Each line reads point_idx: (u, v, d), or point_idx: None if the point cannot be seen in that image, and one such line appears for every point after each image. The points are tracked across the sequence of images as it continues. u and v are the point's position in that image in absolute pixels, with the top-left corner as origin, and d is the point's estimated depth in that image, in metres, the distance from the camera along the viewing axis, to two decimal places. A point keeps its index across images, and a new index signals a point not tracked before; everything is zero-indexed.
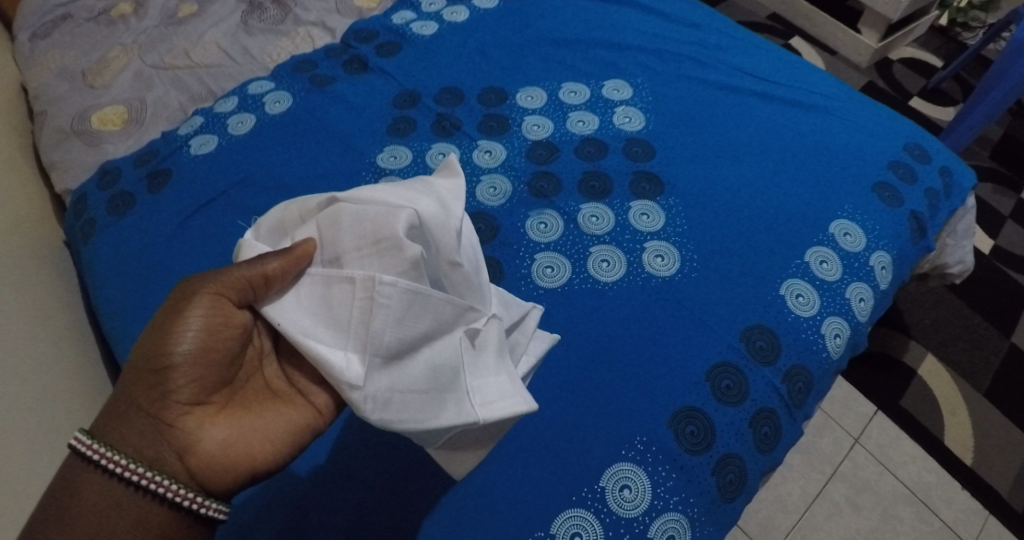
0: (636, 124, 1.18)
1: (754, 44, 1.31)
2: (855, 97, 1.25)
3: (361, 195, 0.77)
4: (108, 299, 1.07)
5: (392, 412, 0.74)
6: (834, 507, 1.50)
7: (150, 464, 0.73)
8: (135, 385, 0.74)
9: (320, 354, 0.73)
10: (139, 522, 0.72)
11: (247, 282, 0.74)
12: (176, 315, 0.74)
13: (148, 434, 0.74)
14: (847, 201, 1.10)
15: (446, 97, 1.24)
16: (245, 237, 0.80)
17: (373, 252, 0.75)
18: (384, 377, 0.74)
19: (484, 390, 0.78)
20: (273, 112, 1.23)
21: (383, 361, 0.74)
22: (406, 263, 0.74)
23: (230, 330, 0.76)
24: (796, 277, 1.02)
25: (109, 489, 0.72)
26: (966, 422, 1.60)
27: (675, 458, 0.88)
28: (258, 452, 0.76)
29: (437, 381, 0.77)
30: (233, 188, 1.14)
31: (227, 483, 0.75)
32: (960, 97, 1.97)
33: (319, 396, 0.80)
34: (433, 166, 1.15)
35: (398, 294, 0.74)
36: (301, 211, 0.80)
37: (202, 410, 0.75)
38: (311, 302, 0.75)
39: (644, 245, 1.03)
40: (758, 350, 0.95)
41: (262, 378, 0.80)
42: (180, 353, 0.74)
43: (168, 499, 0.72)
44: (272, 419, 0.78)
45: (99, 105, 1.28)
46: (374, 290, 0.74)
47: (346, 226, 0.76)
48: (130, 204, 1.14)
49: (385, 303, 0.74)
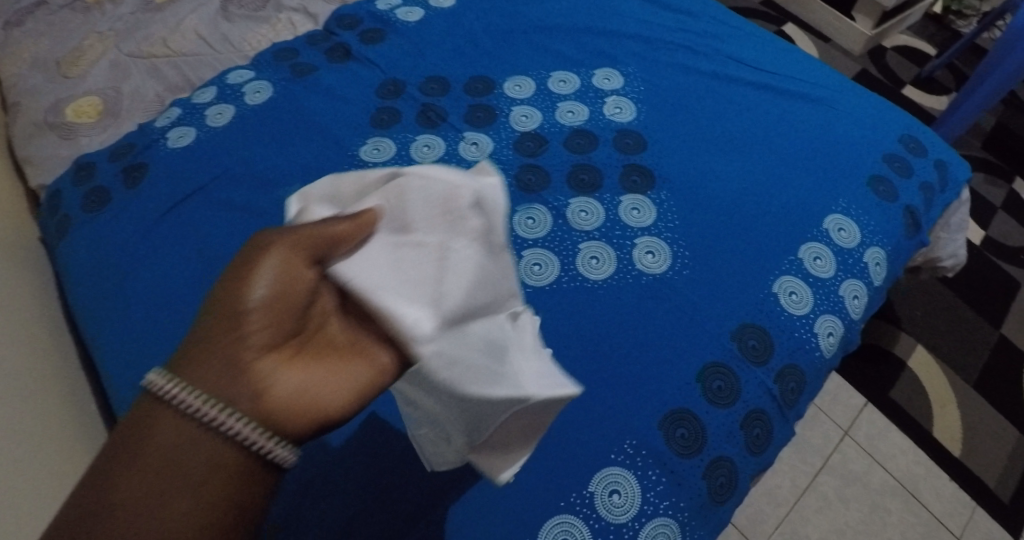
0: (627, 115, 1.15)
1: (747, 32, 1.28)
2: (850, 87, 1.22)
3: (426, 169, 0.72)
4: (87, 299, 1.05)
5: (453, 378, 0.67)
6: (823, 500, 1.49)
7: (221, 407, 0.60)
8: (207, 325, 0.63)
9: (393, 312, 0.64)
10: (208, 466, 0.60)
11: (321, 239, 0.66)
12: (247, 265, 0.65)
13: (224, 375, 0.61)
14: (842, 195, 1.08)
15: (432, 87, 1.20)
16: (296, 209, 0.74)
17: (444, 221, 0.69)
18: (451, 340, 0.67)
19: (532, 372, 0.73)
20: (253, 103, 1.19)
21: (453, 324, 0.66)
22: (474, 234, 0.68)
23: (298, 278, 0.65)
24: (790, 274, 1.00)
25: (178, 430, 0.60)
26: (955, 414, 1.60)
27: (666, 461, 0.87)
28: (326, 406, 0.63)
29: (495, 357, 0.71)
30: (212, 182, 1.11)
31: (297, 434, 0.62)
32: (953, 86, 1.95)
33: (389, 349, 0.66)
34: (418, 158, 1.12)
35: (472, 258, 0.68)
36: (360, 186, 0.74)
37: (269, 356, 0.63)
38: (378, 260, 0.67)
39: (635, 241, 1.01)
40: (750, 350, 0.93)
41: (333, 331, 0.66)
42: (254, 295, 0.63)
43: (234, 444, 0.60)
44: (343, 368, 0.65)
45: (74, 95, 1.23)
46: (446, 253, 0.67)
47: (415, 199, 0.70)
48: (106, 201, 1.11)
49: (459, 266, 0.67)
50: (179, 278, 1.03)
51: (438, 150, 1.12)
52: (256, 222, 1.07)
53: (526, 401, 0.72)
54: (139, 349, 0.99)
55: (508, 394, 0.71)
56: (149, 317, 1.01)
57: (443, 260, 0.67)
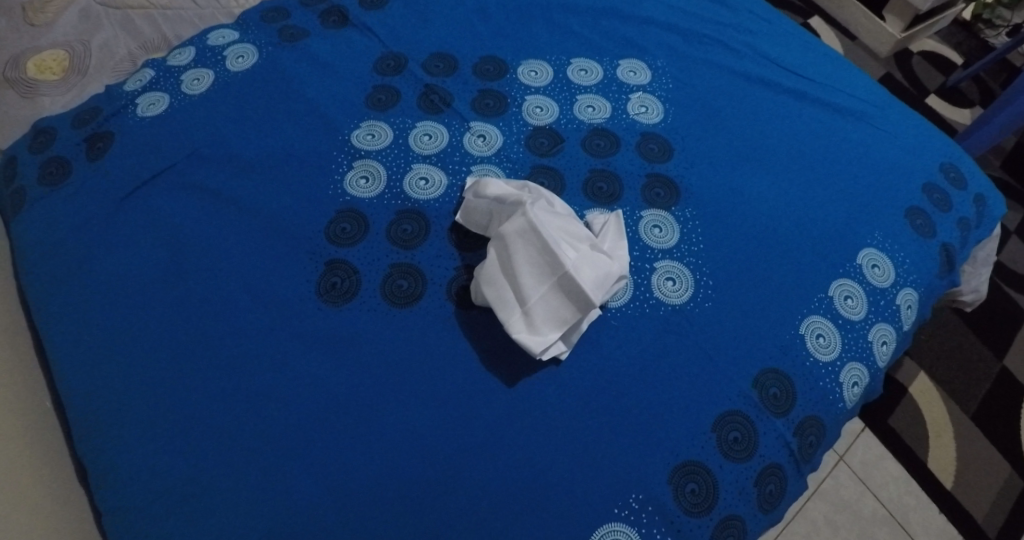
0: (653, 116, 1.03)
1: (789, 32, 1.17)
2: (891, 102, 1.13)
3: (549, 200, 0.87)
4: (42, 291, 0.88)
5: (541, 216, 0.83)
6: (812, 525, 1.37)
7: None
8: None
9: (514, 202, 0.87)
10: None
11: None
12: None
13: None
14: (879, 227, 0.99)
15: (437, 64, 1.04)
16: (477, 183, 0.90)
17: (553, 197, 0.88)
18: (546, 210, 0.85)
19: (599, 261, 0.82)
20: (235, 69, 1.01)
21: (547, 202, 0.86)
22: (568, 214, 0.87)
23: None
24: (817, 313, 0.92)
25: None
26: (952, 446, 1.47)
27: (673, 519, 0.81)
28: None
29: (572, 223, 0.85)
30: (184, 159, 0.94)
31: None
32: (977, 99, 1.86)
33: None
34: (417, 150, 0.96)
35: (563, 216, 0.85)
36: (499, 194, 0.88)
37: None
38: (511, 190, 0.88)
39: (655, 264, 0.91)
40: (771, 398, 0.86)
41: None
42: None
43: None
44: None
45: (37, 48, 1.09)
46: (554, 206, 0.87)
47: (547, 198, 0.87)
48: (67, 173, 0.94)
49: (559, 214, 0.85)
50: (141, 268, 0.88)
51: (441, 140, 0.97)
52: (228, 211, 0.91)
53: (599, 258, 0.82)
54: (100, 359, 0.84)
55: (575, 289, 0.80)
56: (114, 320, 0.85)
57: (554, 203, 0.87)
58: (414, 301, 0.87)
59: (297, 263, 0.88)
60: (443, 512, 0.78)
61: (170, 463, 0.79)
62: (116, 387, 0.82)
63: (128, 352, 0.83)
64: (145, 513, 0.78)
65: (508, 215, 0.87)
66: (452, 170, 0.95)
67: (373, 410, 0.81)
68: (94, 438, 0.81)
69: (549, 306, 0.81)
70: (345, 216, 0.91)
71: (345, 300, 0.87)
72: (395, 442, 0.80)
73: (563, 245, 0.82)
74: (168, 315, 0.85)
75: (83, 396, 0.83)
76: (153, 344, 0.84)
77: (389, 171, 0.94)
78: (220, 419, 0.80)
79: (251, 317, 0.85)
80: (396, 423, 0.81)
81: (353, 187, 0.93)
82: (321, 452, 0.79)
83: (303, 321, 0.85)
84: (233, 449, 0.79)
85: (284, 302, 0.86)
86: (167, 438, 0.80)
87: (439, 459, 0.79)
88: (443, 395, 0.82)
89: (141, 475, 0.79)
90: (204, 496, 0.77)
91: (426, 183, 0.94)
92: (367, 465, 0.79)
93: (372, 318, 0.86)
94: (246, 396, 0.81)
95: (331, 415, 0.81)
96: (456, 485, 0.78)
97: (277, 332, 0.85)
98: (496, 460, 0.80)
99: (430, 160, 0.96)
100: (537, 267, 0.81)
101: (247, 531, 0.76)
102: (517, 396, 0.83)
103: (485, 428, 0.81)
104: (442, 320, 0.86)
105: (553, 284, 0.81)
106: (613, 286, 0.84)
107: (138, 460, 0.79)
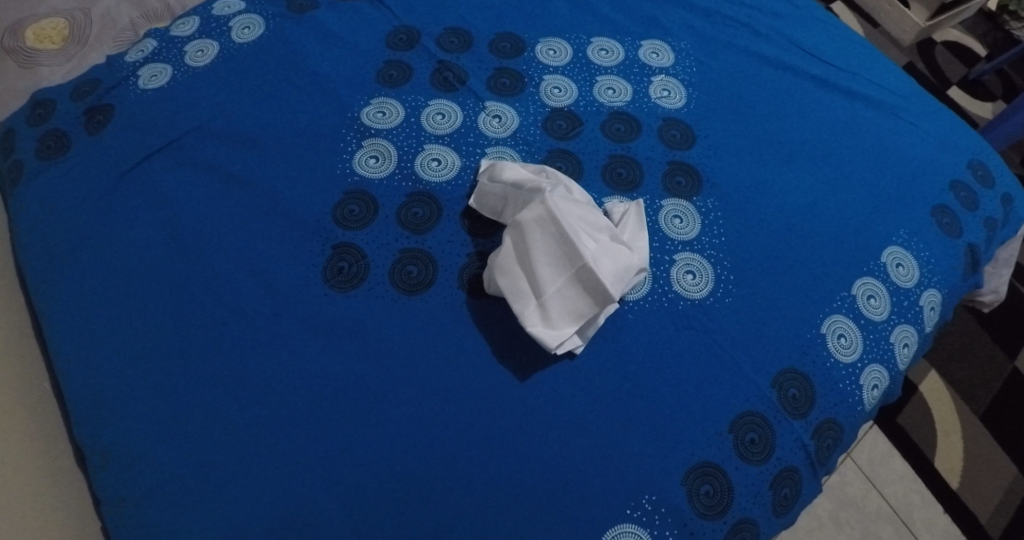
0: (676, 100, 0.99)
1: (817, 17, 1.13)
2: (920, 94, 1.09)
3: (569, 186, 0.84)
4: (38, 270, 0.85)
5: (561, 202, 0.80)
6: (817, 522, 1.35)
7: None
8: None
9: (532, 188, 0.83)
10: None
11: None
12: None
13: None
14: (905, 224, 0.96)
15: (451, 41, 1.00)
16: (493, 167, 0.87)
17: (571, 184, 0.85)
18: (566, 198, 0.81)
19: (618, 254, 0.79)
20: (240, 41, 0.97)
21: (566, 188, 0.83)
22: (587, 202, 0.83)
23: None
24: (839, 312, 0.89)
25: None
26: (959, 445, 1.45)
27: (686, 522, 0.78)
28: None
29: (593, 212, 0.82)
30: (187, 135, 0.91)
31: None
32: (999, 93, 1.82)
33: None
34: (430, 128, 0.93)
35: (582, 204, 0.82)
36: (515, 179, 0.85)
37: None
38: (527, 175, 0.85)
39: (674, 257, 0.88)
40: (790, 399, 0.84)
41: None
42: None
43: None
44: None
45: (36, 16, 1.05)
46: (572, 193, 0.84)
47: (566, 185, 0.84)
48: (64, 147, 0.91)
49: (578, 201, 0.82)
50: (141, 248, 0.84)
51: (455, 120, 0.94)
52: (232, 189, 0.88)
53: (620, 249, 0.80)
54: (97, 342, 0.81)
55: (594, 281, 0.77)
56: (112, 302, 0.82)
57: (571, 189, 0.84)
58: (424, 289, 0.84)
59: (304, 246, 0.85)
60: (449, 509, 0.75)
61: (169, 451, 0.76)
62: (113, 372, 0.79)
63: (126, 336, 0.80)
64: (143, 502, 0.75)
65: (524, 200, 0.84)
66: (465, 152, 0.92)
67: (379, 402, 0.78)
68: (91, 424, 0.79)
69: (565, 298, 0.78)
70: (353, 198, 0.88)
71: (352, 286, 0.84)
72: (402, 434, 0.77)
73: (582, 236, 0.78)
74: (167, 296, 0.82)
75: (80, 379, 0.80)
76: (150, 328, 0.81)
77: (401, 151, 0.91)
78: (220, 406, 0.78)
79: (253, 301, 0.82)
80: (403, 416, 0.78)
81: (363, 167, 0.90)
82: (325, 443, 0.76)
83: (308, 307, 0.82)
84: (234, 438, 0.76)
85: (290, 286, 0.83)
86: (165, 424, 0.77)
87: (447, 454, 0.77)
88: (452, 388, 0.79)
89: (139, 463, 0.76)
90: (203, 486, 0.75)
91: (439, 164, 0.91)
92: (371, 458, 0.76)
93: (379, 305, 0.83)
94: (248, 384, 0.78)
95: (335, 406, 0.78)
96: (463, 482, 0.76)
97: (281, 318, 0.82)
98: (505, 457, 0.77)
99: (443, 140, 0.92)
100: (555, 257, 0.78)
101: (247, 524, 0.74)
102: (528, 391, 0.80)
103: (495, 422, 0.78)
104: (453, 308, 0.83)
105: (571, 276, 0.78)
106: (633, 279, 0.81)
107: (135, 448, 0.77)
